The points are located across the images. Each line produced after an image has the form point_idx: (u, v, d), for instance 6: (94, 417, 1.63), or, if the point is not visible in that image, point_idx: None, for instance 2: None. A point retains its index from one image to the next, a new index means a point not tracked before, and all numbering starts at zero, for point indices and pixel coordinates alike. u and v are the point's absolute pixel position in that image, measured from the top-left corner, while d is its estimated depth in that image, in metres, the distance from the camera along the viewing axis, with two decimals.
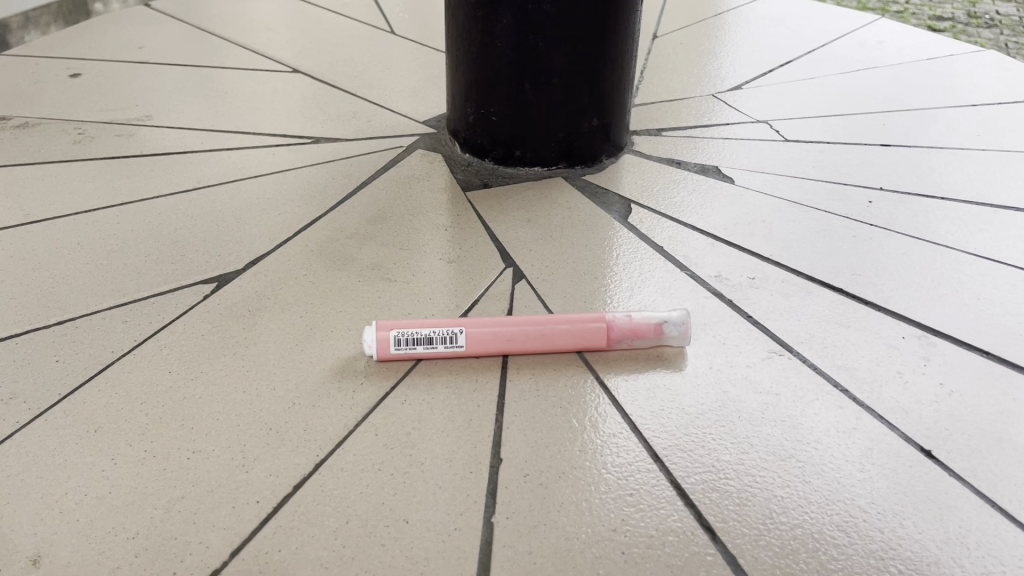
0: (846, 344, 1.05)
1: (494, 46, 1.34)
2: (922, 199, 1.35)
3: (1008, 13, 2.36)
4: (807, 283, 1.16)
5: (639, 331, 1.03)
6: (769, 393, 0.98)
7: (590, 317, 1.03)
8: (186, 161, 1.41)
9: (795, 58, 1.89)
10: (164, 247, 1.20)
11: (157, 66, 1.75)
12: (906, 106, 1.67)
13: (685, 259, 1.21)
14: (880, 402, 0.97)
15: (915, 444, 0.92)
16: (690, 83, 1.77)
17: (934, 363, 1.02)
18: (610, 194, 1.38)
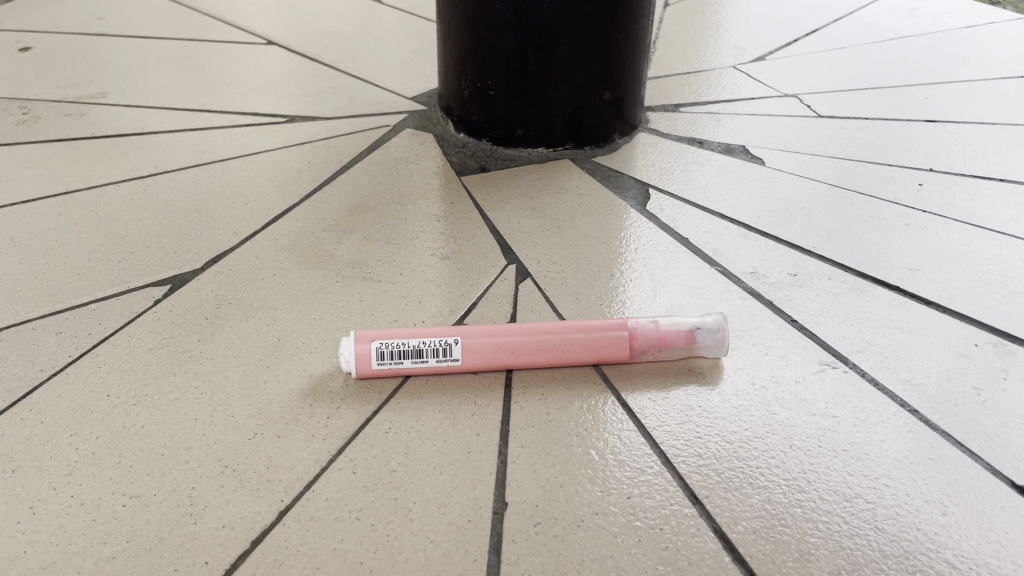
0: (911, 353, 0.89)
1: (493, 9, 1.17)
2: (979, 181, 1.19)
3: None
4: (857, 281, 1.00)
5: (667, 340, 0.87)
6: (825, 415, 0.82)
7: (609, 325, 0.87)
8: (143, 143, 1.25)
9: (821, 27, 1.73)
10: (110, 243, 1.04)
11: (117, 39, 1.58)
12: (948, 77, 1.50)
13: (715, 252, 1.05)
14: (958, 426, 0.81)
15: (1004, 478, 0.76)
16: (707, 54, 1.60)
17: (1016, 375, 0.87)
18: (624, 179, 1.21)
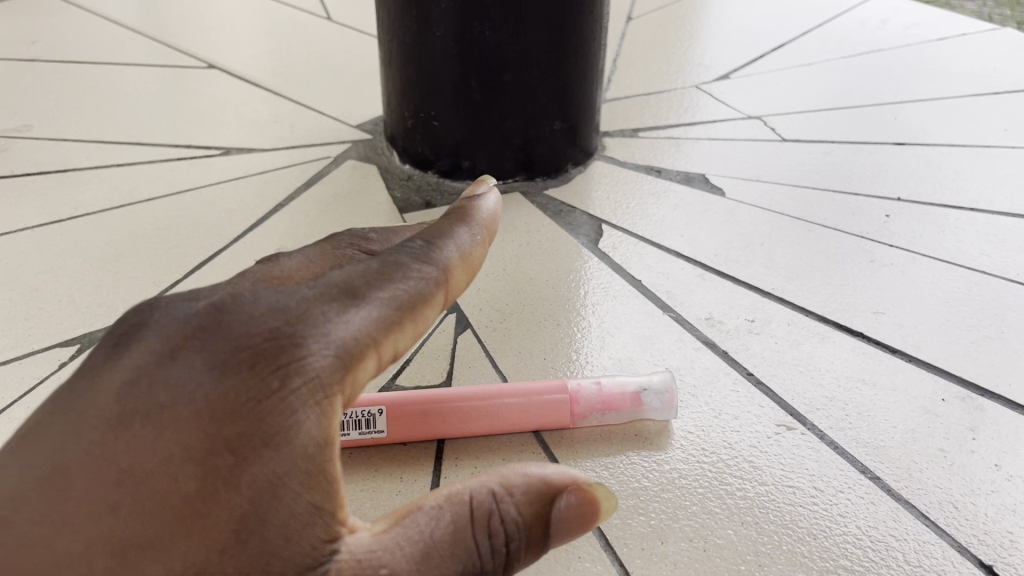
0: (874, 410, 0.83)
1: (432, 37, 1.11)
2: (948, 211, 1.13)
3: None
4: (819, 326, 0.93)
5: (611, 402, 0.80)
6: (779, 484, 0.76)
7: (548, 388, 0.81)
8: (66, 182, 1.18)
9: (787, 41, 1.66)
10: (19, 297, 0.96)
11: (48, 64, 1.51)
12: (918, 95, 1.44)
13: (670, 296, 0.98)
14: (923, 495, 0.75)
15: (973, 556, 0.70)
16: (669, 72, 1.54)
17: (985, 434, 0.81)
18: (576, 213, 1.15)
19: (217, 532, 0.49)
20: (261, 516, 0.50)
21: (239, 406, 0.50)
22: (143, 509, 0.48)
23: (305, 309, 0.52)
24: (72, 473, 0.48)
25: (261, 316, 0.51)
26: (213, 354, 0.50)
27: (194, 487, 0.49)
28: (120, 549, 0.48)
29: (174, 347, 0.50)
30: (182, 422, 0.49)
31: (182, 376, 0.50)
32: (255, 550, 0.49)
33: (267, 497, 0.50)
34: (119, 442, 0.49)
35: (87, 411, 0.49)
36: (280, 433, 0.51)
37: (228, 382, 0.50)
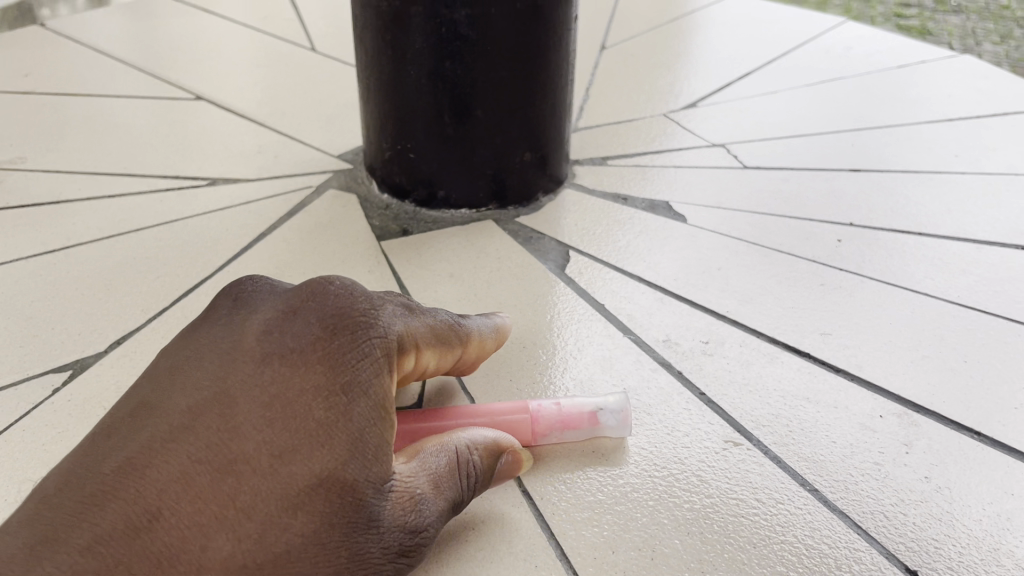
0: (816, 426, 0.89)
1: (408, 75, 1.17)
2: (896, 236, 1.20)
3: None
4: (769, 347, 0.99)
5: (570, 421, 0.86)
6: (724, 497, 0.81)
7: (510, 407, 0.86)
8: (60, 213, 1.23)
9: (754, 70, 1.74)
10: (15, 324, 1.02)
11: (42, 97, 1.57)
12: (876, 123, 1.51)
13: (630, 320, 1.04)
14: (857, 505, 0.81)
15: (899, 561, 0.76)
16: (639, 101, 1.60)
17: (918, 448, 0.86)
18: (545, 240, 1.21)
19: (305, 452, 0.59)
20: (344, 442, 0.61)
21: (322, 354, 0.63)
22: (247, 436, 0.59)
23: (372, 298, 0.70)
24: (190, 414, 0.60)
25: (340, 295, 0.67)
26: (305, 319, 0.65)
27: (289, 416, 0.60)
28: (228, 466, 0.58)
29: (275, 318, 0.65)
30: (279, 368, 0.62)
31: (280, 336, 0.64)
32: (336, 471, 0.60)
33: (347, 425, 0.61)
34: (230, 388, 0.61)
35: (236, 352, 0.63)
36: (357, 376, 0.64)
37: (316, 337, 0.64)
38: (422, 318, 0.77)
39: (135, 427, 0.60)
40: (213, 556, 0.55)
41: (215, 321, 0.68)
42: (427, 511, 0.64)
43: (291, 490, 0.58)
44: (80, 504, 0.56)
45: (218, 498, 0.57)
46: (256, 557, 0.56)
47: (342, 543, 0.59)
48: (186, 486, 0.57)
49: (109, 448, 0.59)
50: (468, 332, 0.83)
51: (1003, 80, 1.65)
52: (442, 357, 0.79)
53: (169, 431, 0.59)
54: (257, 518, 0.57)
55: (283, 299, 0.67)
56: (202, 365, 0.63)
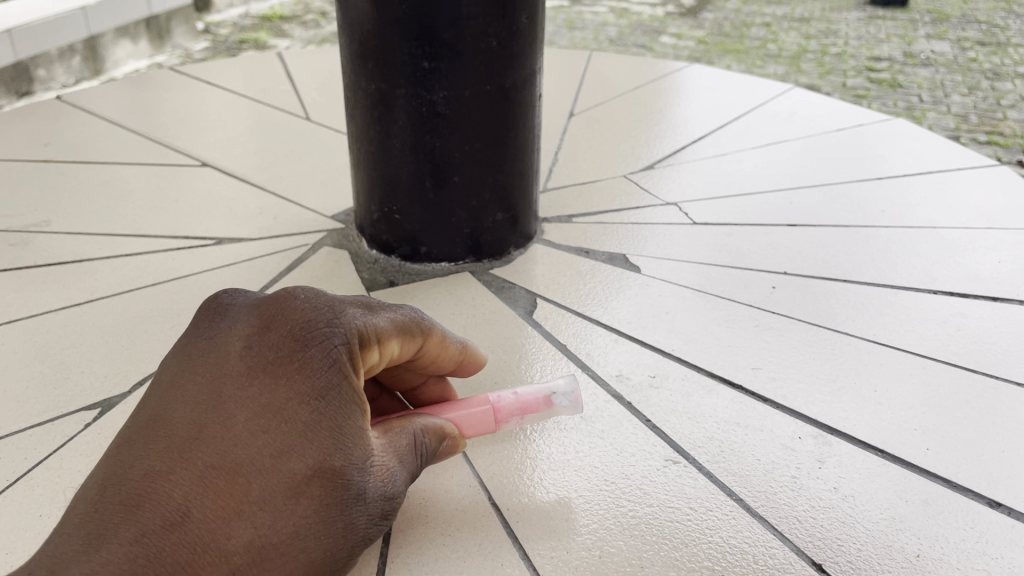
0: (743, 447, 1.04)
1: (392, 146, 1.34)
2: (824, 282, 1.36)
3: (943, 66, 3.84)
4: (707, 379, 1.15)
5: (527, 406, 0.99)
6: (662, 506, 0.96)
7: (473, 398, 0.98)
8: (83, 270, 1.38)
9: (708, 133, 1.92)
10: (48, 370, 1.16)
11: (63, 164, 1.73)
12: (816, 181, 1.69)
13: (589, 357, 1.20)
14: (775, 512, 0.95)
15: (807, 557, 0.90)
16: (603, 163, 1.78)
17: (829, 464, 1.01)
18: (516, 289, 1.37)
19: (298, 450, 0.72)
20: (328, 437, 0.73)
21: (300, 365, 0.75)
22: (249, 441, 0.70)
23: (336, 308, 0.80)
24: (197, 424, 0.70)
25: (307, 311, 0.78)
26: (281, 336, 0.76)
27: (280, 421, 0.72)
28: (239, 467, 0.70)
29: (254, 335, 0.76)
30: (267, 380, 0.73)
31: (262, 351, 0.75)
32: (324, 462, 0.73)
33: (330, 424, 0.74)
34: (228, 400, 0.72)
35: (225, 365, 0.74)
36: (329, 381, 0.75)
37: (293, 351, 0.75)
38: (383, 313, 0.85)
39: (149, 440, 0.70)
40: (238, 539, 0.68)
41: (195, 337, 0.77)
42: (392, 478, 0.78)
43: (292, 481, 0.71)
44: (118, 509, 0.66)
45: (234, 494, 0.69)
46: (270, 537, 0.69)
47: (335, 517, 0.73)
48: (208, 486, 0.68)
49: (130, 459, 0.69)
50: (429, 324, 0.89)
51: (931, 141, 1.84)
52: (404, 346, 0.87)
53: (181, 440, 0.70)
54: (268, 505, 0.70)
55: (256, 315, 0.77)
56: (196, 379, 0.73)
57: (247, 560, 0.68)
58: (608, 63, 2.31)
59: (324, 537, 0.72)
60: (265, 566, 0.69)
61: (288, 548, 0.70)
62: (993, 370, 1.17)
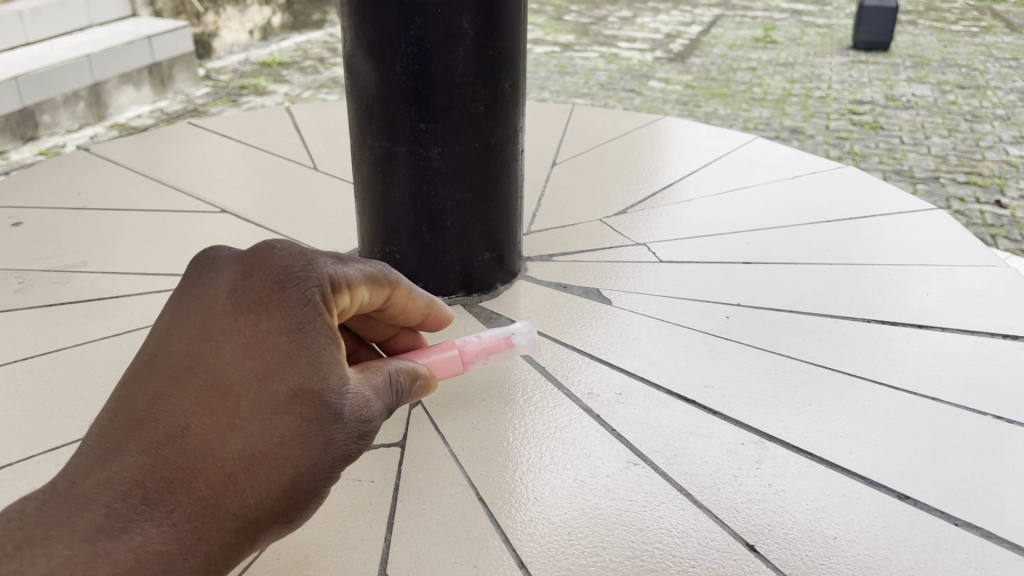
0: (693, 451, 1.22)
1: (393, 196, 1.54)
2: (772, 312, 1.55)
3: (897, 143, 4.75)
4: (666, 395, 1.33)
5: (491, 347, 1.16)
6: (622, 500, 1.14)
7: (444, 344, 1.11)
8: (120, 305, 1.57)
9: (677, 180, 2.12)
10: (94, 391, 1.34)
11: (95, 211, 1.92)
12: (771, 223, 1.89)
13: (564, 377, 1.38)
14: (717, 503, 1.13)
15: (741, 539, 1.08)
16: (582, 208, 1.98)
17: (766, 464, 1.19)
18: (502, 319, 1.56)
19: (282, 374, 0.75)
20: (310, 363, 0.77)
21: (280, 300, 0.78)
22: (237, 367, 0.74)
23: (312, 253, 0.84)
24: (190, 355, 0.74)
25: (284, 255, 0.81)
26: (262, 276, 0.79)
27: (264, 349, 0.75)
28: (227, 391, 0.73)
29: (237, 277, 0.79)
30: (251, 315, 0.77)
31: (245, 290, 0.78)
32: (307, 385, 0.76)
33: (311, 352, 0.77)
34: (216, 333, 0.75)
35: (213, 304, 0.77)
36: (306, 317, 0.78)
37: (273, 289, 0.78)
38: (355, 263, 0.91)
39: (147, 374, 0.74)
40: (228, 455, 0.72)
41: (188, 284, 0.80)
42: (371, 408, 0.82)
43: (277, 401, 0.74)
44: (126, 430, 0.70)
45: (224, 412, 0.73)
46: (260, 448, 0.73)
47: (318, 433, 0.76)
48: (200, 408, 0.72)
49: (130, 393, 0.73)
50: (397, 276, 0.96)
51: (877, 186, 2.05)
52: (373, 293, 0.93)
53: (176, 370, 0.74)
54: (256, 424, 0.73)
55: (239, 260, 0.80)
56: (187, 316, 0.77)
57: (238, 475, 0.72)
58: (588, 116, 2.52)
59: (310, 454, 0.76)
60: (255, 480, 0.73)
61: (276, 463, 0.74)
62: (913, 388, 1.34)
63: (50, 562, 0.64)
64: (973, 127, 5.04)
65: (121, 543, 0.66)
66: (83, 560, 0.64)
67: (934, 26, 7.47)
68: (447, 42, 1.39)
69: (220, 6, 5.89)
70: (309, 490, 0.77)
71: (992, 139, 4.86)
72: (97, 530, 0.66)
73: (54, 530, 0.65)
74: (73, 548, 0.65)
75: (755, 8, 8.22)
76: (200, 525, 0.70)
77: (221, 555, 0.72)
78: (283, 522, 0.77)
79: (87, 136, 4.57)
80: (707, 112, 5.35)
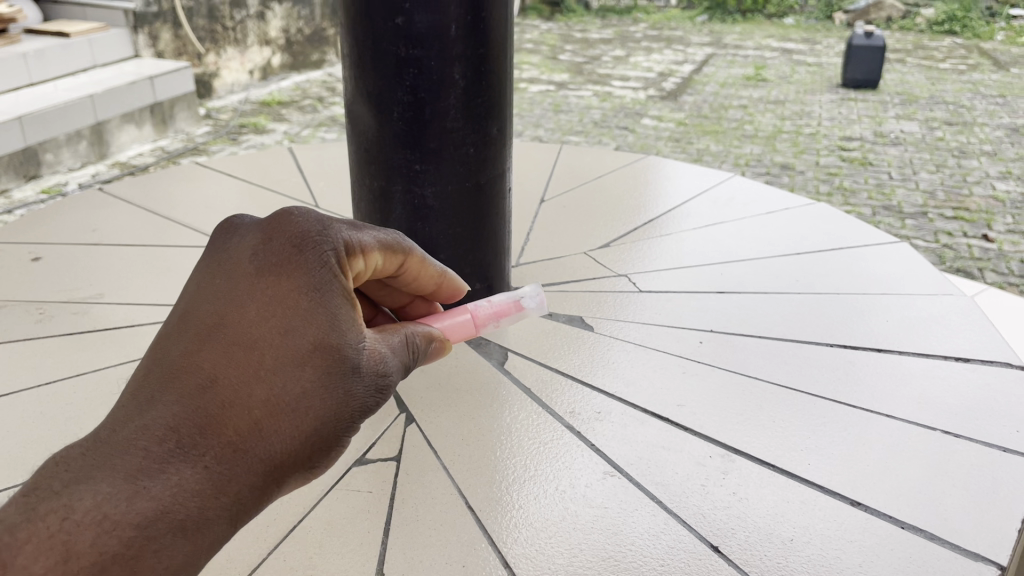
0: (664, 463, 1.33)
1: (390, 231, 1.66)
2: (742, 337, 1.67)
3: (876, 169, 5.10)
4: (641, 413, 1.44)
5: (502, 312, 1.07)
6: (600, 507, 1.24)
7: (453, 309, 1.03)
8: (135, 333, 1.68)
9: (659, 215, 2.25)
10: None
11: (110, 246, 2.04)
12: (745, 255, 2.02)
13: (548, 398, 1.49)
14: (685, 509, 1.24)
15: (706, 541, 1.18)
16: (567, 242, 2.10)
17: (731, 474, 1.30)
18: (491, 344, 1.67)
19: (308, 327, 0.70)
20: (335, 318, 0.71)
21: (301, 256, 0.72)
22: (261, 321, 0.69)
23: (328, 217, 0.78)
24: (216, 309, 0.69)
25: (304, 216, 0.75)
26: (282, 235, 0.73)
27: (288, 304, 0.70)
28: (254, 342, 0.68)
29: (258, 235, 0.73)
30: (274, 272, 0.71)
31: (268, 249, 0.72)
32: (332, 339, 0.71)
33: (334, 306, 0.71)
34: (241, 287, 0.70)
35: (234, 265, 0.72)
36: (326, 274, 0.72)
37: (294, 248, 0.72)
38: (368, 228, 0.84)
39: (173, 329, 0.68)
40: (257, 403, 0.66)
41: (207, 246, 0.74)
42: (390, 368, 0.76)
43: (304, 353, 0.69)
44: (151, 385, 0.64)
45: (253, 365, 0.67)
46: (290, 402, 0.68)
47: (342, 391, 0.71)
48: (227, 358, 0.66)
49: (158, 347, 0.67)
50: (411, 243, 0.89)
51: (847, 220, 2.18)
52: (385, 260, 0.86)
53: (202, 325, 0.68)
54: (284, 374, 0.68)
55: (258, 220, 0.75)
56: (210, 275, 0.71)
57: (270, 422, 0.66)
58: (575, 156, 2.66)
59: (338, 408, 0.71)
60: (286, 429, 0.67)
61: (305, 414, 0.69)
62: (869, 406, 1.46)
63: (94, 499, 0.58)
64: (960, 162, 5.21)
65: (157, 484, 0.60)
66: (125, 498, 0.59)
67: (922, 64, 7.69)
68: (440, 91, 1.53)
69: (219, 46, 6.08)
70: (332, 442, 0.72)
71: (978, 174, 5.02)
72: (135, 471, 0.60)
73: (95, 472, 0.59)
74: (116, 486, 0.59)
75: (745, 47, 8.44)
76: (232, 474, 0.64)
77: (254, 506, 0.66)
78: (308, 477, 0.71)
79: (88, 174, 4.70)
80: (699, 149, 5.51)
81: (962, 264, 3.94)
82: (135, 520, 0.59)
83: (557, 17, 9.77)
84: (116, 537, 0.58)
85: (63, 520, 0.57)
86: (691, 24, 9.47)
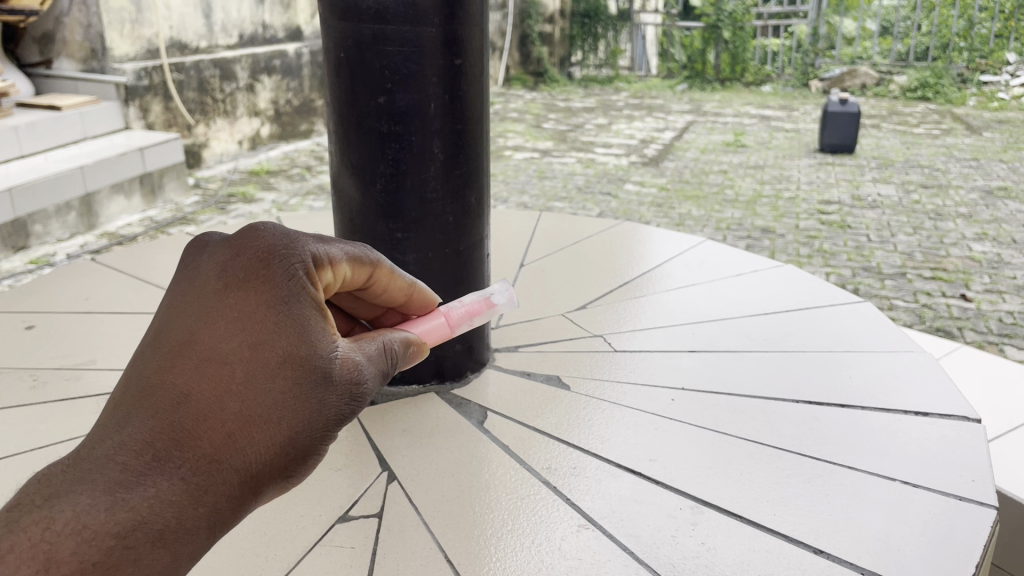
0: (638, 516, 1.38)
1: None
2: (712, 395, 1.74)
3: (854, 233, 5.20)
4: (616, 468, 1.50)
5: (474, 311, 1.21)
6: (572, 558, 1.29)
7: (431, 312, 1.17)
8: None
9: (634, 277, 2.34)
10: None
11: (101, 314, 2.11)
12: (715, 315, 2.10)
13: (527, 455, 1.55)
14: (656, 560, 1.29)
15: None
16: (547, 305, 2.18)
17: (700, 526, 1.35)
18: (471, 404, 1.74)
19: (273, 341, 0.79)
20: (298, 330, 0.80)
21: (266, 275, 0.82)
22: (231, 337, 0.78)
23: (296, 233, 0.87)
24: (187, 329, 0.78)
25: (267, 234, 0.85)
26: (248, 255, 0.83)
27: (255, 320, 0.79)
28: (223, 359, 0.77)
29: (226, 258, 0.83)
30: (240, 291, 0.81)
31: (233, 270, 0.82)
32: (297, 351, 0.80)
33: (297, 319, 0.81)
34: (210, 307, 0.79)
35: (205, 285, 0.81)
36: (291, 290, 0.82)
37: (259, 267, 0.82)
38: (336, 243, 0.95)
39: (149, 350, 0.78)
40: (230, 416, 0.75)
41: (182, 267, 0.85)
42: (365, 376, 0.85)
43: (269, 367, 0.78)
44: (131, 403, 0.74)
45: (221, 378, 0.76)
46: (259, 412, 0.77)
47: (310, 398, 0.80)
48: (197, 375, 0.75)
49: (137, 368, 0.77)
50: (379, 255, 1.01)
51: (813, 282, 2.27)
52: (355, 271, 0.97)
53: (176, 344, 0.77)
54: (251, 388, 0.77)
55: (226, 242, 0.84)
56: (184, 297, 0.81)
57: (239, 433, 0.75)
58: (555, 222, 2.76)
59: (307, 416, 0.80)
60: (256, 440, 0.76)
61: (273, 424, 0.77)
62: (831, 458, 1.52)
63: (73, 512, 0.68)
64: (936, 224, 5.36)
65: (134, 495, 0.70)
66: (103, 510, 0.69)
67: (896, 130, 7.94)
68: (420, 164, 1.62)
69: (209, 117, 6.23)
70: (305, 450, 0.81)
71: (955, 236, 5.16)
72: (115, 483, 0.70)
73: (76, 487, 0.69)
74: (97, 497, 0.69)
75: (726, 115, 8.68)
76: (206, 483, 0.74)
77: (230, 511, 0.75)
78: (284, 482, 0.80)
79: (77, 245, 4.78)
80: (681, 213, 5.65)
81: (942, 324, 4.03)
82: (113, 529, 0.68)
83: (541, 87, 10.05)
84: (96, 544, 0.68)
85: (45, 530, 0.66)
86: (671, 93, 9.75)
